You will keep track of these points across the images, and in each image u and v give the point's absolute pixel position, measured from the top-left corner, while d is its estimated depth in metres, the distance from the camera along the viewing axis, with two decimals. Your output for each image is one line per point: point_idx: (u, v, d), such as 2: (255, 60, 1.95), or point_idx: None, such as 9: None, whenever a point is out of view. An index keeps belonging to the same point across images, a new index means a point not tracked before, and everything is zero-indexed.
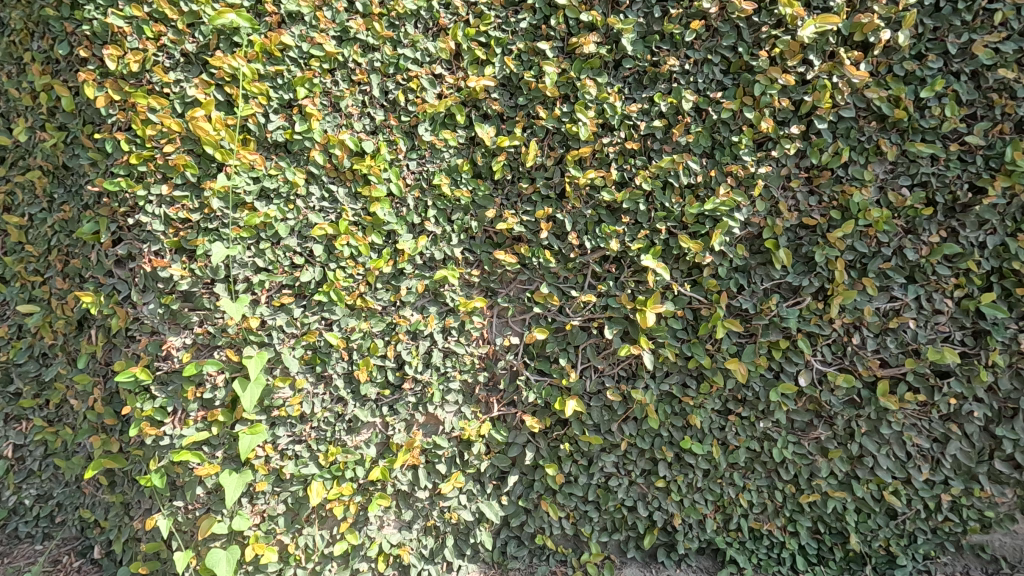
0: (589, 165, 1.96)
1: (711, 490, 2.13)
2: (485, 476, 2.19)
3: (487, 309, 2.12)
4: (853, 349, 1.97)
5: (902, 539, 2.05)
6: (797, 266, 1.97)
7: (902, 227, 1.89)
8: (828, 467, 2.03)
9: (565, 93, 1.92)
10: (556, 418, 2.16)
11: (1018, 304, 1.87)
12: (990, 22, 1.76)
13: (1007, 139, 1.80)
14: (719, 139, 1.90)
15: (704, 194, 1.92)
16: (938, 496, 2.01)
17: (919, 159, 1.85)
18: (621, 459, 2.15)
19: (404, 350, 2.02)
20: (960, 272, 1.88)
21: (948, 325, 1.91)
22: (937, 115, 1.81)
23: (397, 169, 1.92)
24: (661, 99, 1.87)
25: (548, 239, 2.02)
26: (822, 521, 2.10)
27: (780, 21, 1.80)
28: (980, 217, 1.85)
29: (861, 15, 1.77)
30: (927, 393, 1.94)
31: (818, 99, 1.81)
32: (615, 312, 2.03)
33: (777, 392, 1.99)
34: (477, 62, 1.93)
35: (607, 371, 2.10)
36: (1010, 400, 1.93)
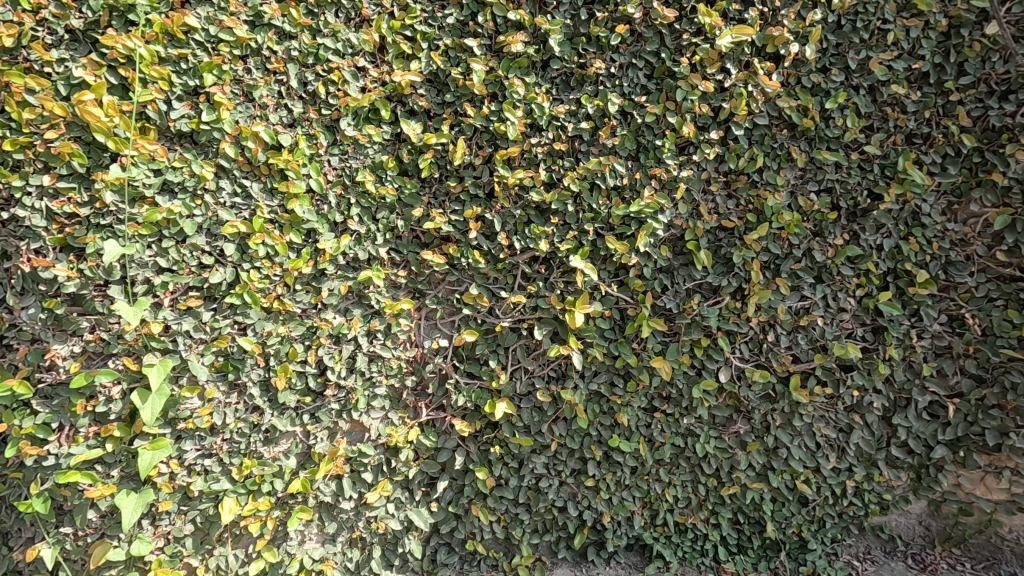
0: (517, 165, 1.95)
1: (638, 487, 2.17)
2: (414, 483, 2.13)
3: (414, 311, 2.06)
4: (768, 345, 2.07)
5: (812, 524, 2.18)
6: (717, 266, 2.05)
7: (811, 230, 2.02)
8: (746, 460, 2.12)
9: (494, 92, 1.91)
10: (487, 422, 2.13)
11: (910, 301, 2.03)
12: (884, 41, 1.91)
13: (899, 149, 1.96)
14: (644, 142, 1.94)
15: (630, 196, 1.96)
16: (844, 483, 2.14)
17: (825, 166, 1.97)
18: (551, 460, 2.15)
19: (326, 355, 1.92)
20: (861, 272, 2.02)
21: (851, 322, 2.05)
22: (840, 125, 1.94)
23: (317, 164, 1.82)
24: (587, 101, 1.89)
25: (477, 239, 1.99)
26: (741, 512, 2.20)
27: (700, 29, 1.86)
28: (877, 222, 1.99)
29: (772, 28, 1.86)
30: (833, 386, 2.07)
31: (735, 106, 1.89)
32: (544, 313, 2.03)
33: (699, 389, 2.06)
34: (403, 56, 1.87)
35: (537, 372, 2.10)
36: (904, 391, 2.08)
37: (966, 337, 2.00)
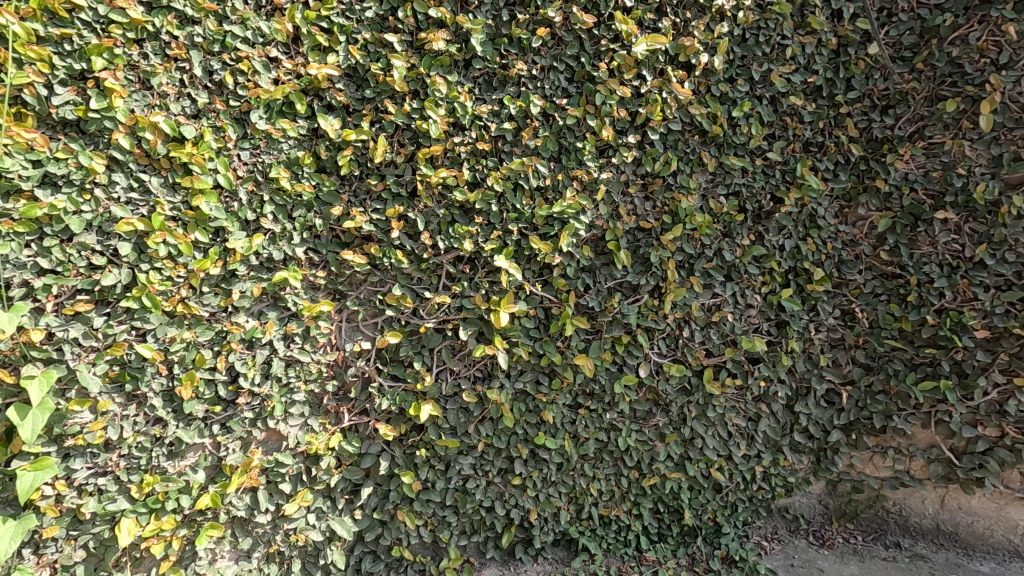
0: (440, 164, 1.93)
1: (564, 482, 2.21)
2: (336, 492, 2.05)
3: (334, 313, 1.99)
4: (684, 341, 2.17)
5: (726, 509, 2.31)
6: (636, 266, 2.12)
7: (721, 231, 2.13)
8: (665, 451, 2.21)
9: (415, 89, 1.88)
10: (412, 425, 2.09)
11: (808, 297, 2.20)
12: (783, 55, 2.06)
13: (797, 157, 2.12)
14: (565, 144, 1.98)
15: (553, 197, 1.99)
16: (753, 468, 2.28)
17: (733, 171, 2.09)
18: (478, 460, 2.14)
19: (237, 361, 1.81)
20: (766, 271, 2.17)
21: (757, 317, 2.19)
22: (746, 132, 2.07)
23: (225, 159, 1.72)
24: (510, 102, 1.91)
25: (399, 239, 1.95)
26: (662, 501, 2.29)
27: (617, 36, 1.92)
28: (779, 224, 2.14)
29: (684, 38, 1.95)
30: (742, 377, 2.20)
31: (651, 112, 1.96)
32: (469, 313, 2.02)
33: (621, 384, 2.13)
34: (319, 49, 1.80)
35: (462, 373, 2.09)
36: (805, 380, 2.25)
37: (857, 329, 2.20)
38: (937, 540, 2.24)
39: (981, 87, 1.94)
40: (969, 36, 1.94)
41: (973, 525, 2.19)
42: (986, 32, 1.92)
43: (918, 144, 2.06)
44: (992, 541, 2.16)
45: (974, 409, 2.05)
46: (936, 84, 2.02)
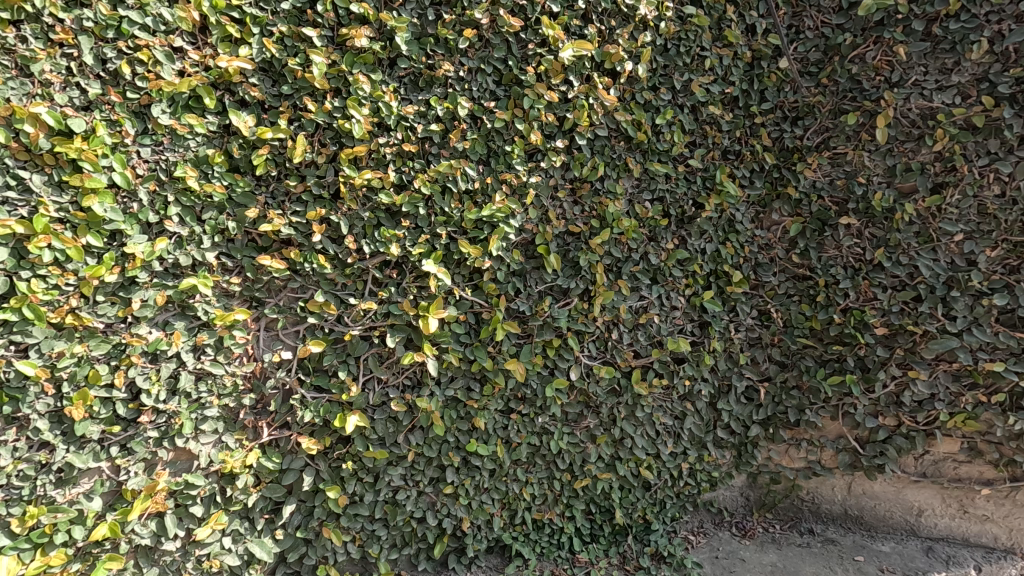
0: (364, 165, 1.86)
1: (497, 489, 2.19)
2: (255, 511, 1.93)
3: (251, 322, 1.87)
4: (613, 343, 2.21)
5: (655, 506, 2.37)
6: (566, 270, 2.13)
7: (646, 235, 2.19)
8: (596, 452, 2.24)
9: (336, 87, 1.79)
10: (337, 437, 2.00)
11: (728, 299, 2.31)
12: (702, 66, 2.14)
13: (717, 164, 2.21)
14: (494, 147, 1.96)
15: (482, 200, 1.97)
16: (680, 465, 2.36)
17: (657, 177, 2.15)
18: (408, 471, 2.08)
19: (139, 376, 1.66)
20: (689, 273, 2.25)
21: (682, 318, 2.27)
22: (669, 139, 2.13)
23: (121, 156, 1.58)
24: (436, 103, 1.87)
25: (321, 243, 1.85)
26: (593, 502, 2.32)
27: (544, 40, 1.93)
28: (701, 228, 2.22)
29: (609, 46, 1.99)
30: (668, 377, 2.27)
31: (578, 117, 1.99)
32: (397, 319, 1.96)
33: (552, 388, 2.13)
34: (230, 40, 1.69)
35: (390, 382, 2.02)
36: (726, 378, 2.35)
37: (772, 328, 2.33)
38: (845, 524, 2.40)
39: (877, 103, 2.10)
40: (865, 55, 2.09)
41: (876, 508, 2.36)
42: (880, 52, 2.07)
43: (824, 154, 2.21)
44: (892, 521, 2.34)
45: (875, 401, 2.20)
46: (839, 98, 2.17)
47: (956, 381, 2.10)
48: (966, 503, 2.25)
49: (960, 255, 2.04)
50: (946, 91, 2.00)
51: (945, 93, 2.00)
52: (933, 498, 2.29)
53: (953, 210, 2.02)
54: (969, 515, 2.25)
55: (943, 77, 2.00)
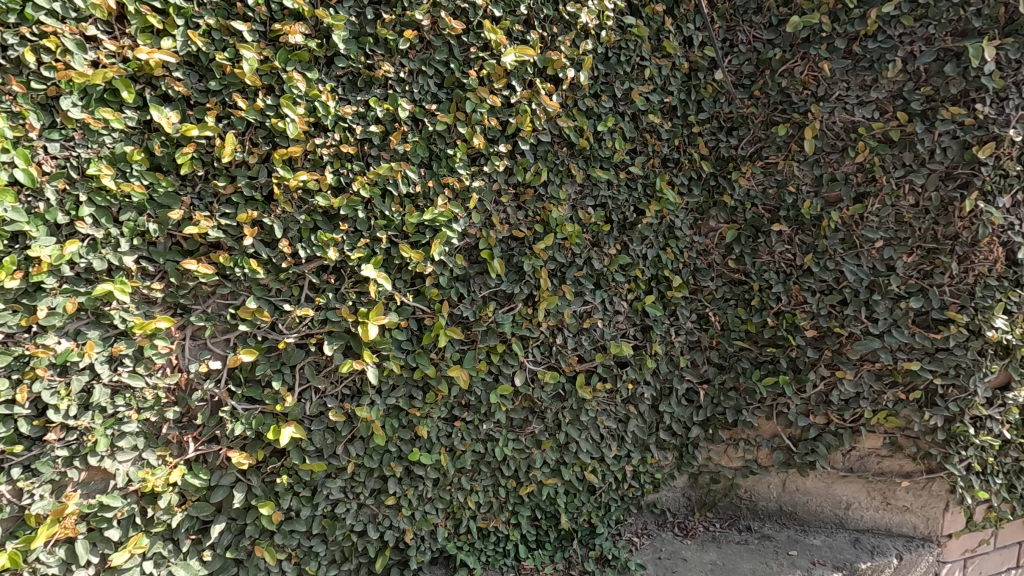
0: (300, 166, 1.79)
1: (440, 498, 2.14)
2: (180, 532, 1.81)
3: (175, 330, 1.76)
4: (557, 348, 2.21)
5: (600, 510, 2.39)
6: (510, 275, 2.12)
7: (590, 241, 2.21)
8: (541, 457, 2.24)
9: (269, 84, 1.72)
10: (271, 450, 1.91)
11: (669, 303, 2.36)
12: (642, 75, 2.19)
13: (657, 171, 2.26)
14: (435, 151, 1.93)
15: (423, 205, 1.93)
16: (624, 468, 2.39)
17: (599, 184, 2.18)
18: (348, 483, 2.01)
19: (45, 391, 1.54)
20: (631, 278, 2.29)
21: (625, 323, 2.31)
22: (610, 147, 2.17)
23: (25, 151, 1.46)
24: (376, 104, 1.82)
25: (253, 246, 1.77)
26: (539, 508, 2.31)
27: (486, 44, 1.93)
28: (642, 234, 2.27)
29: (551, 52, 2.00)
30: (612, 381, 2.30)
31: (520, 122, 1.99)
32: (335, 326, 1.89)
33: (496, 394, 2.11)
34: (150, 31, 1.60)
35: (329, 391, 1.95)
36: (668, 381, 2.40)
37: (711, 331, 2.41)
38: (780, 519, 2.49)
39: (805, 115, 2.20)
40: (794, 70, 2.19)
41: (808, 504, 2.46)
42: (806, 67, 2.18)
43: (756, 163, 2.30)
44: (822, 515, 2.44)
45: (806, 400, 2.30)
46: (770, 110, 2.26)
47: (878, 379, 2.22)
48: (889, 495, 2.37)
49: (881, 261, 2.16)
50: (866, 106, 2.12)
51: (866, 108, 2.11)
52: (859, 492, 2.40)
53: (874, 218, 2.14)
54: (891, 507, 2.37)
55: (863, 92, 2.12)
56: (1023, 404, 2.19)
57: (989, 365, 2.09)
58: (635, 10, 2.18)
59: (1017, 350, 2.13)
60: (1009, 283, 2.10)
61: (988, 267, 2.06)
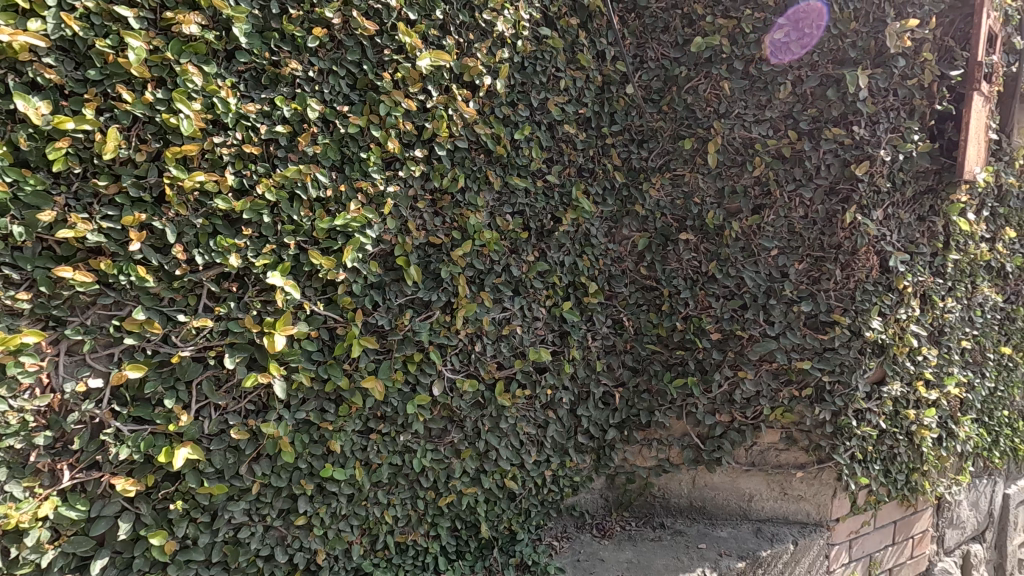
0: (196, 166, 1.66)
1: (355, 515, 2.05)
2: (53, 572, 1.61)
3: (46, 345, 1.57)
4: (476, 355, 2.20)
5: (520, 516, 2.40)
6: (427, 282, 2.08)
7: (508, 248, 2.22)
8: (461, 466, 2.21)
9: (160, 77, 1.59)
10: (164, 474, 1.75)
11: (586, 309, 2.42)
12: (558, 86, 2.24)
13: (572, 180, 2.32)
14: (348, 154, 1.86)
15: (335, 209, 1.86)
16: (543, 473, 2.41)
17: (517, 191, 2.19)
18: (253, 505, 1.88)
19: None
20: (550, 285, 2.32)
21: (543, 329, 2.34)
22: (527, 155, 2.19)
23: None
24: (282, 103, 1.73)
25: (141, 252, 1.62)
26: (459, 518, 2.27)
27: (401, 47, 1.89)
28: (559, 242, 2.31)
29: (468, 58, 2.00)
30: (531, 387, 2.33)
31: (437, 127, 1.97)
32: (237, 338, 1.77)
33: (414, 404, 2.07)
34: (15, 11, 1.43)
35: (230, 407, 1.81)
36: (585, 385, 2.47)
37: (625, 336, 2.50)
38: (691, 514, 2.61)
39: (708, 131, 2.34)
40: (697, 87, 2.32)
41: (715, 498, 2.59)
42: (709, 86, 2.31)
43: (666, 175, 2.41)
44: (728, 508, 2.58)
45: (712, 399, 2.44)
46: (677, 125, 2.39)
47: (775, 378, 2.39)
48: (786, 485, 2.54)
49: (776, 268, 2.33)
50: (761, 124, 2.28)
51: (762, 126, 2.28)
52: (760, 484, 2.56)
53: (769, 228, 2.31)
54: (788, 496, 2.54)
55: (759, 111, 2.28)
56: (895, 396, 2.45)
57: (867, 362, 2.33)
58: (550, 21, 2.23)
59: (889, 349, 2.39)
60: (883, 287, 2.34)
61: (865, 274, 2.28)
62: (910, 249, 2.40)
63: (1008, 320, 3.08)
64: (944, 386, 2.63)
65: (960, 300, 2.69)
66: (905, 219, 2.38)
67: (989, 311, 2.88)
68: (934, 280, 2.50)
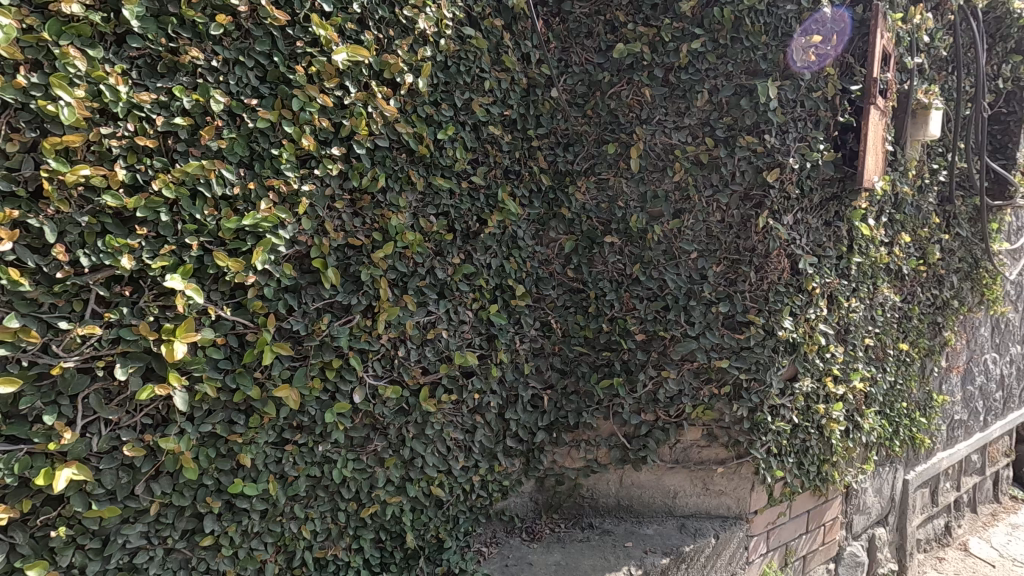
0: (81, 158, 1.51)
1: (269, 531, 1.94)
2: None
3: None
4: (399, 360, 2.14)
5: (448, 523, 2.34)
6: (347, 285, 2.00)
7: (432, 250, 2.17)
8: (384, 475, 2.14)
9: (35, 59, 1.43)
10: (44, 498, 1.57)
11: (513, 312, 2.41)
12: (482, 87, 2.22)
13: (498, 182, 2.31)
14: (258, 150, 1.76)
15: (243, 208, 1.75)
16: (472, 478, 2.38)
17: (441, 193, 2.15)
18: (152, 527, 1.73)
19: None
20: (476, 288, 2.29)
21: (470, 332, 2.30)
22: (451, 156, 2.16)
23: None
24: (182, 93, 1.61)
25: (14, 252, 1.44)
26: (383, 529, 2.19)
27: (315, 40, 1.81)
28: (485, 244, 2.29)
29: (387, 55, 1.94)
30: (458, 392, 2.29)
31: (355, 125, 1.89)
32: (131, 346, 1.62)
33: (332, 413, 1.98)
34: None
35: (123, 422, 1.66)
36: (513, 389, 2.45)
37: (553, 338, 2.51)
38: (619, 513, 2.64)
39: (630, 136, 2.39)
40: (620, 93, 2.37)
41: (641, 496, 2.64)
42: (632, 92, 2.36)
43: (591, 178, 2.44)
44: (654, 506, 2.64)
45: (638, 399, 2.48)
46: (601, 129, 2.42)
47: (696, 377, 2.46)
48: (708, 481, 2.63)
49: (695, 270, 2.41)
50: (681, 131, 2.35)
51: (681, 132, 2.35)
52: (684, 481, 2.63)
53: (689, 231, 2.39)
54: (710, 491, 2.63)
55: (678, 119, 2.35)
56: (806, 392, 2.59)
57: (780, 360, 2.46)
58: (474, 22, 2.21)
59: (800, 347, 2.51)
60: (794, 288, 2.47)
61: (778, 276, 2.41)
62: (817, 252, 2.54)
63: (906, 318, 3.32)
64: (850, 381, 2.80)
65: (863, 300, 2.87)
66: (813, 224, 2.52)
67: (889, 310, 3.09)
68: (840, 282, 2.66)
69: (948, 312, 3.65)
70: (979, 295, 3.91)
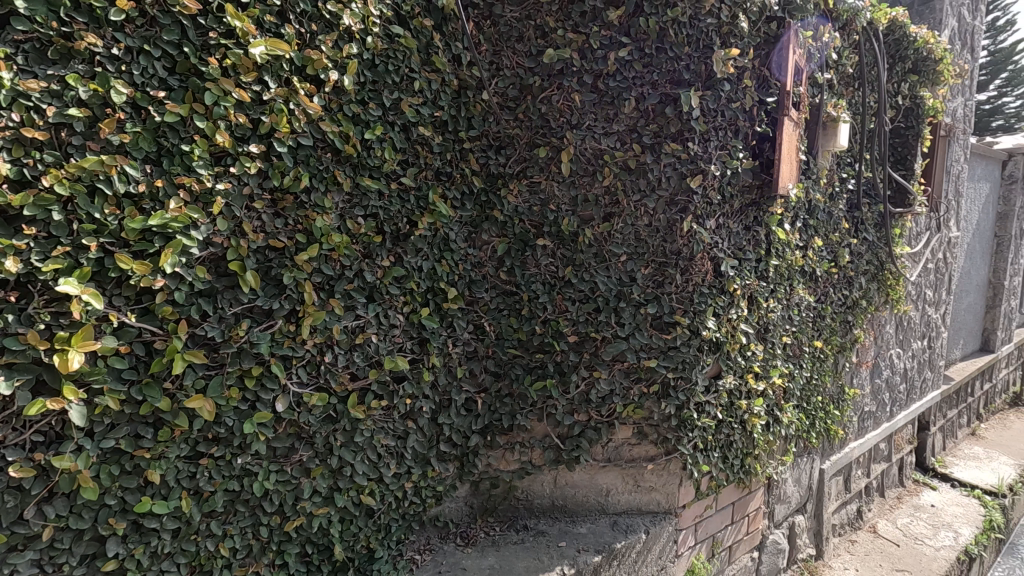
0: None
1: (182, 551, 1.82)
2: None
3: None
4: (326, 367, 2.06)
5: (379, 533, 2.28)
6: (267, 289, 1.92)
7: (360, 252, 2.11)
8: (310, 486, 2.05)
9: None
10: None
11: (446, 315, 2.38)
12: (412, 87, 2.19)
13: (429, 184, 2.28)
14: (166, 146, 1.66)
15: (150, 208, 1.63)
16: (404, 485, 2.33)
17: (369, 193, 2.10)
18: (45, 554, 1.58)
19: None
20: (407, 291, 2.25)
21: (401, 336, 2.26)
22: (379, 156, 2.11)
23: None
24: (77, 82, 1.49)
25: None
26: (310, 542, 2.11)
27: (230, 31, 1.73)
28: (416, 246, 2.25)
29: (310, 51, 1.87)
30: (388, 397, 2.24)
31: (274, 122, 1.81)
32: (18, 357, 1.47)
33: (252, 423, 1.89)
34: None
35: (9, 440, 1.49)
36: (446, 393, 2.43)
37: (486, 341, 2.50)
38: (553, 514, 2.67)
39: (561, 140, 2.42)
40: (551, 98, 2.40)
41: (575, 496, 2.68)
42: (562, 97, 2.39)
43: (523, 181, 2.46)
44: (587, 505, 2.69)
45: (571, 400, 2.52)
46: (533, 133, 2.44)
47: (627, 376, 2.53)
48: (639, 478, 2.70)
49: (625, 273, 2.48)
50: (610, 136, 2.41)
51: (610, 138, 2.40)
52: (616, 479, 2.69)
53: (618, 235, 2.45)
54: (641, 488, 2.70)
55: (607, 124, 2.41)
56: (729, 389, 2.71)
57: (704, 359, 2.57)
58: (402, 20, 2.17)
59: (723, 346, 2.63)
60: (716, 290, 2.59)
61: (701, 278, 2.53)
62: (737, 255, 2.67)
63: (820, 317, 3.54)
64: (769, 377, 2.95)
65: (781, 300, 3.04)
66: (734, 228, 2.65)
67: (804, 310, 3.29)
68: (759, 284, 2.81)
69: (858, 311, 3.92)
70: (884, 295, 4.23)
